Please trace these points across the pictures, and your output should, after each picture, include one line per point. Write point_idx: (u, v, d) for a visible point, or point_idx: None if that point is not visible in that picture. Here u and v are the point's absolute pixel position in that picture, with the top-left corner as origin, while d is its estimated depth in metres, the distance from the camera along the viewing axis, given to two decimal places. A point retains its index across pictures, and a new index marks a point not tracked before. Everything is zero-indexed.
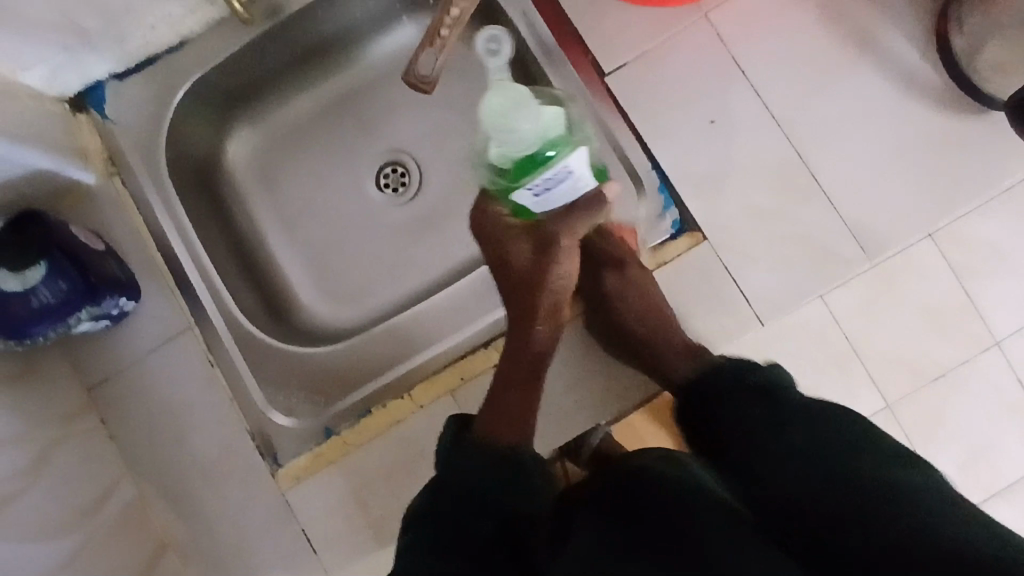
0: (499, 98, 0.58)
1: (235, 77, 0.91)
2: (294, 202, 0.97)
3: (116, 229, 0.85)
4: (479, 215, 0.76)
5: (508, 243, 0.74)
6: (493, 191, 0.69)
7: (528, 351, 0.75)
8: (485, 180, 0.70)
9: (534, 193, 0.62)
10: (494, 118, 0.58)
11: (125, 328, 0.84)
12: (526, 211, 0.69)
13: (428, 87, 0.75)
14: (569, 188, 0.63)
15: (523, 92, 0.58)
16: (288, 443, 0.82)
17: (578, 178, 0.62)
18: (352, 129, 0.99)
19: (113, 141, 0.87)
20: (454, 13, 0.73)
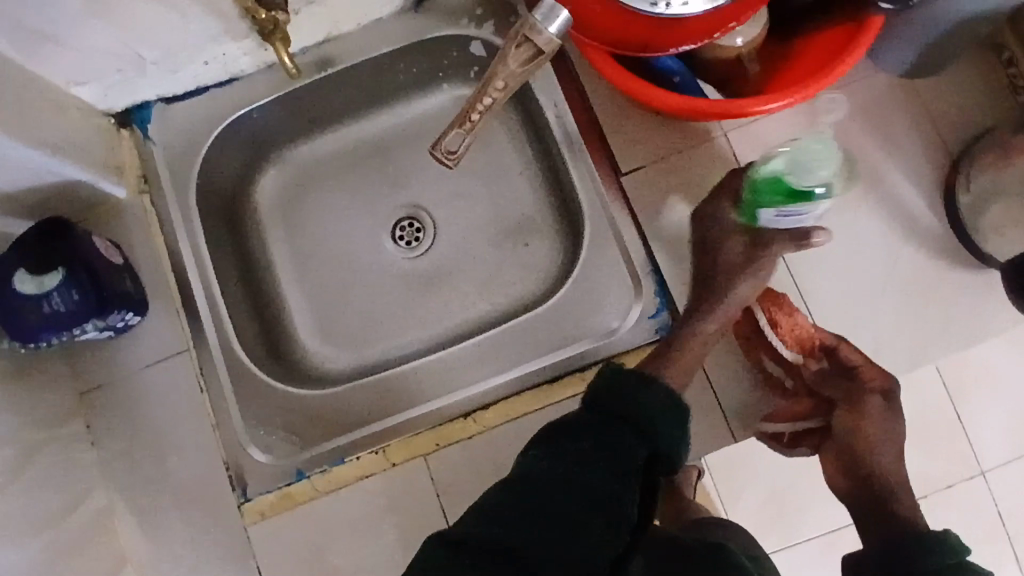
0: (811, 150, 0.68)
1: (275, 117, 0.96)
2: (310, 240, 1.01)
3: (138, 245, 0.89)
4: (702, 216, 0.81)
5: (723, 241, 0.80)
6: (748, 192, 0.76)
7: (693, 336, 0.77)
8: (758, 168, 0.74)
9: (776, 214, 0.75)
10: (804, 162, 0.69)
11: (127, 341, 0.87)
12: (759, 216, 0.77)
13: (454, 165, 0.80)
14: (800, 220, 0.75)
15: (831, 149, 0.68)
16: (260, 478, 0.84)
17: (813, 215, 0.75)
18: (378, 180, 1.03)
19: (150, 161, 0.91)
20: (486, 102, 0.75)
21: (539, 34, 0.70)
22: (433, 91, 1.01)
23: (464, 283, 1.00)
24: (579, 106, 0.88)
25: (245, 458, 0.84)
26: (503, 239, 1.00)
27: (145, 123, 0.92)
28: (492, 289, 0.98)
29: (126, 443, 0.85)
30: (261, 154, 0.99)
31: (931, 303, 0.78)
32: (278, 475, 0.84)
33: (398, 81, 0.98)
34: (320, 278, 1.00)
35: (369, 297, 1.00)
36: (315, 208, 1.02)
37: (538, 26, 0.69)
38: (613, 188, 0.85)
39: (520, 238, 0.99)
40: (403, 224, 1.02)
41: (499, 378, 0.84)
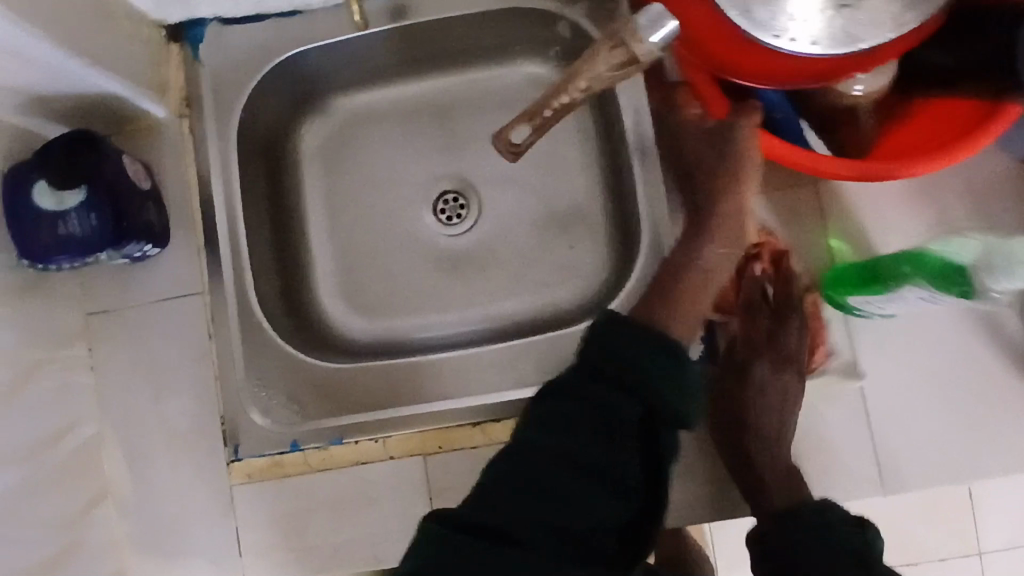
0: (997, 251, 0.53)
1: (335, 60, 0.89)
2: (348, 196, 0.96)
3: (168, 171, 0.84)
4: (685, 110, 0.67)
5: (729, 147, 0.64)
6: (927, 257, 0.59)
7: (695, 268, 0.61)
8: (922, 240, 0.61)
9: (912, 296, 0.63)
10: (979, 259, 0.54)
11: (141, 270, 0.83)
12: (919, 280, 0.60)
13: (514, 162, 0.71)
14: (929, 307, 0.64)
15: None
16: (252, 441, 0.80)
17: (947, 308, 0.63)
18: (429, 145, 0.96)
19: (195, 83, 0.85)
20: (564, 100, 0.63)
21: (642, 43, 0.59)
22: (506, 62, 0.94)
23: (498, 275, 0.94)
24: (660, 119, 0.80)
25: (241, 417, 0.81)
26: (548, 237, 0.94)
27: (197, 41, 0.85)
28: (526, 288, 0.93)
29: (125, 375, 0.82)
30: (313, 95, 0.93)
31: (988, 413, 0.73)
32: (272, 442, 0.80)
33: (471, 45, 0.91)
34: (351, 238, 0.95)
35: (398, 268, 0.95)
36: (359, 162, 0.96)
37: (642, 32, 0.59)
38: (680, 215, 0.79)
39: (567, 241, 0.93)
40: (448, 197, 0.96)
41: (516, 393, 0.79)
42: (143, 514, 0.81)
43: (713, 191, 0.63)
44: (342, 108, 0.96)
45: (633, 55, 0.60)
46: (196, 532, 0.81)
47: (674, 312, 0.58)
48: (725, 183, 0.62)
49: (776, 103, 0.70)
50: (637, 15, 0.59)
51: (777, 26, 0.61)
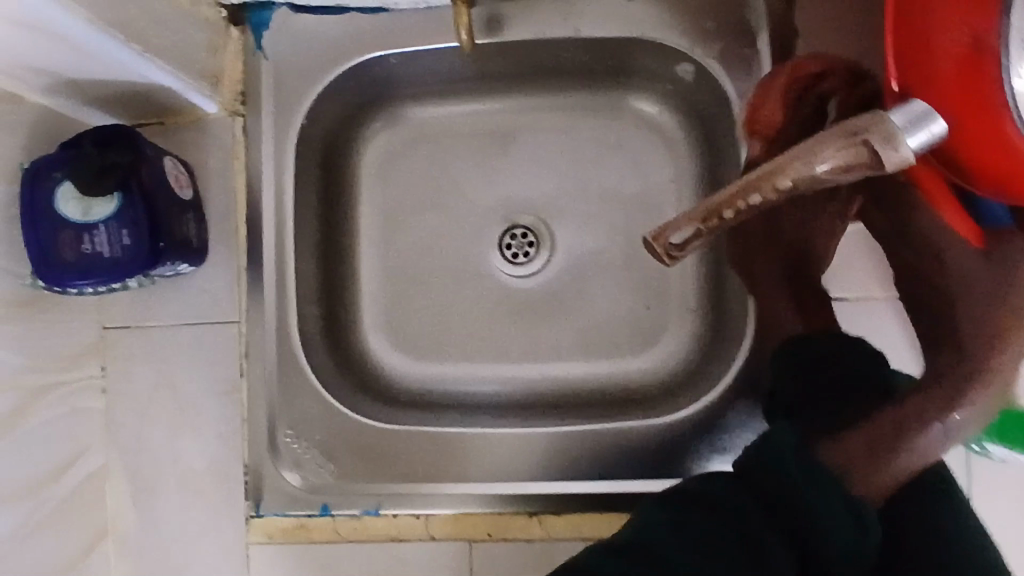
0: None
1: (417, 66, 0.77)
2: (408, 216, 0.85)
3: (213, 175, 0.73)
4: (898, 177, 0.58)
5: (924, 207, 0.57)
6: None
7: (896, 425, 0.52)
8: None
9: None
10: None
11: (171, 287, 0.72)
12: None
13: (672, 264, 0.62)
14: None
15: None
16: (278, 499, 0.70)
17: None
18: (506, 171, 0.85)
19: (254, 76, 0.73)
20: (755, 199, 0.54)
21: (890, 150, 0.48)
22: (605, 91, 0.83)
23: (565, 330, 0.84)
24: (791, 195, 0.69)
25: (267, 469, 0.71)
26: (626, 296, 0.84)
27: (260, 27, 0.73)
28: (594, 349, 0.83)
29: (139, 403, 0.72)
30: (381, 102, 0.82)
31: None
32: (300, 504, 0.70)
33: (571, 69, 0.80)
34: (405, 266, 0.84)
35: (455, 306, 0.85)
36: (425, 183, 0.85)
37: (894, 136, 0.48)
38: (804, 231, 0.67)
39: (648, 305, 0.83)
40: (518, 232, 0.85)
41: (588, 487, 0.69)
42: (145, 561, 0.72)
43: (964, 351, 0.55)
44: (413, 118, 0.84)
45: (867, 162, 0.50)
46: None
47: (867, 459, 0.50)
48: (988, 347, 0.54)
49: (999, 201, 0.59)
50: (885, 115, 0.49)
51: None
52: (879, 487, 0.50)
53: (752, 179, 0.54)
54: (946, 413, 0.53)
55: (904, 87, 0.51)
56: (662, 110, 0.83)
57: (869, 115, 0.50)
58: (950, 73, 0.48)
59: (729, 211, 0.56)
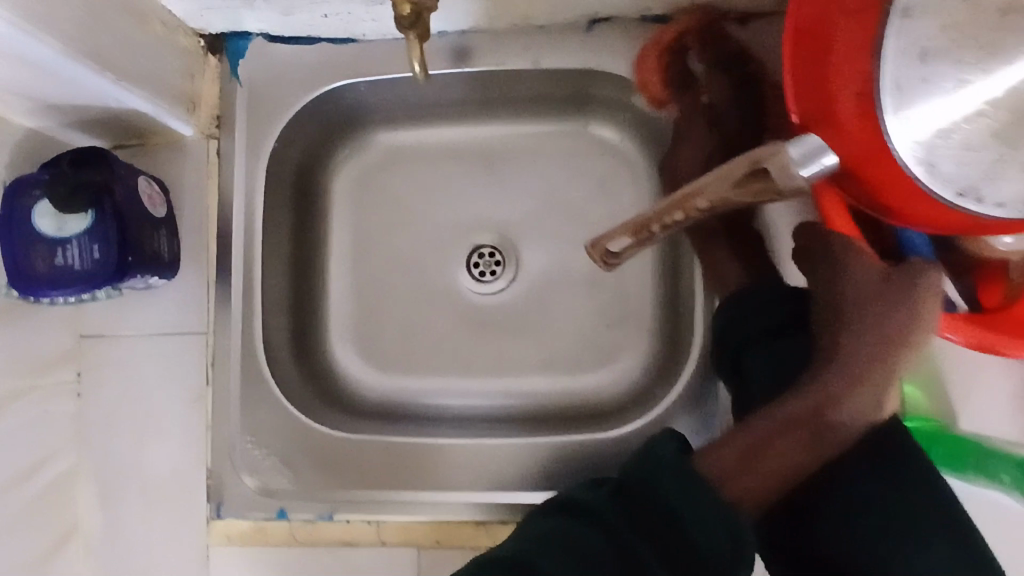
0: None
1: (386, 93, 0.82)
2: (379, 234, 0.89)
3: (188, 193, 0.77)
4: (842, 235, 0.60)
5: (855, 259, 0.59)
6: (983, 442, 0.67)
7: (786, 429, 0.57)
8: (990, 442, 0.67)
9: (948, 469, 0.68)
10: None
11: (145, 297, 0.76)
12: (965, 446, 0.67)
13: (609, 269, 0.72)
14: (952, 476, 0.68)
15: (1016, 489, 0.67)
16: (237, 502, 0.73)
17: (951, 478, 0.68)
18: (473, 193, 0.89)
19: (230, 101, 0.78)
20: (676, 217, 0.62)
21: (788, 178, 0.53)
22: (570, 118, 0.87)
23: (527, 346, 0.88)
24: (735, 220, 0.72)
25: (229, 475, 0.74)
26: (586, 315, 0.87)
27: (237, 55, 0.78)
28: (554, 365, 0.87)
29: (110, 408, 0.76)
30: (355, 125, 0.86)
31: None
32: (258, 508, 0.73)
33: (535, 98, 0.84)
34: (375, 282, 0.88)
35: (422, 322, 0.88)
36: (397, 203, 0.89)
37: (791, 167, 0.53)
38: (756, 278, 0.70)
39: (607, 324, 0.86)
40: (484, 252, 0.89)
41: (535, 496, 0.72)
42: (111, 559, 0.75)
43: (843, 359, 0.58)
44: (384, 142, 0.88)
45: (773, 186, 0.55)
46: None
47: (741, 466, 0.56)
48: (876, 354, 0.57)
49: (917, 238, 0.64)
50: (784, 146, 0.53)
51: (930, 151, 0.51)
52: (751, 481, 0.56)
53: (676, 199, 0.61)
54: (822, 411, 0.57)
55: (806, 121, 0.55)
56: (623, 136, 0.86)
57: (773, 145, 0.54)
58: (846, 118, 0.52)
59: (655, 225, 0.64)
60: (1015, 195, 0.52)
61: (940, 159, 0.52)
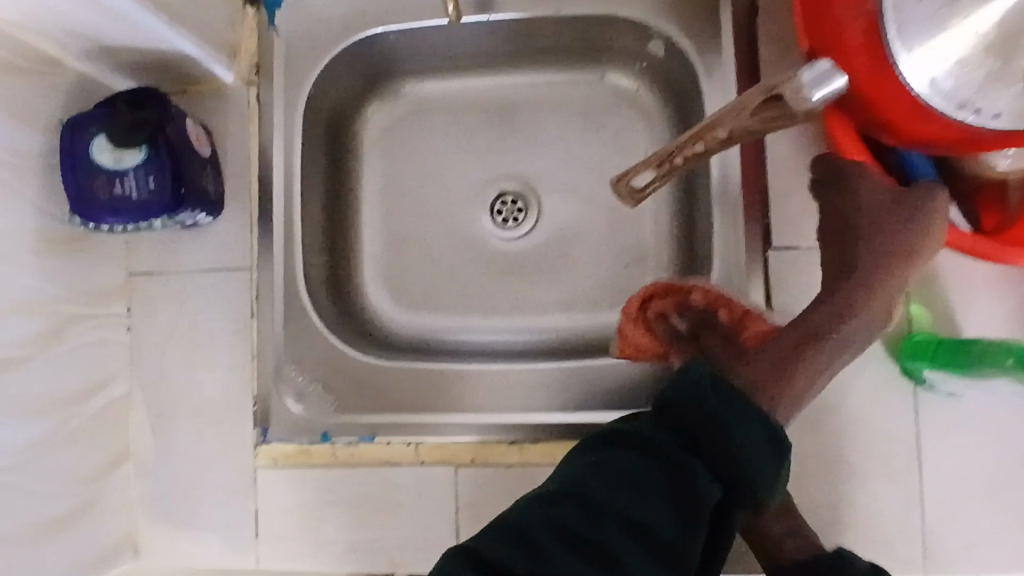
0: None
1: (414, 42, 0.86)
2: (406, 182, 0.93)
3: (230, 137, 0.81)
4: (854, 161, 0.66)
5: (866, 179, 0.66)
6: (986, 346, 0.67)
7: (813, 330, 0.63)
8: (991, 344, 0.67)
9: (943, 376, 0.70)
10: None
11: (191, 235, 0.80)
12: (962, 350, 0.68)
13: (635, 205, 0.71)
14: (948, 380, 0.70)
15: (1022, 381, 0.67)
16: (282, 425, 0.78)
17: (947, 382, 0.70)
18: (497, 141, 0.93)
19: (267, 50, 0.82)
20: (695, 149, 0.64)
21: (798, 102, 0.58)
22: (588, 69, 0.91)
23: (550, 287, 0.91)
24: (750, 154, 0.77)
25: (274, 400, 0.78)
26: (605, 257, 0.90)
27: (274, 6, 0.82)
28: (576, 303, 0.90)
29: (160, 340, 0.80)
30: (384, 77, 0.91)
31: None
32: (302, 431, 0.78)
33: (556, 47, 0.88)
34: (403, 228, 0.92)
35: (448, 265, 0.92)
36: (423, 153, 0.93)
37: (803, 90, 0.57)
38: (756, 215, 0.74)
39: (626, 265, 0.90)
40: (507, 198, 0.93)
41: (564, 418, 0.76)
42: (161, 481, 0.80)
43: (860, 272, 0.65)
44: (410, 95, 0.93)
45: (786, 112, 0.59)
46: (212, 510, 0.79)
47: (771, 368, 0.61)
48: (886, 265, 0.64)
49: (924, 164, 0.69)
50: (800, 72, 0.57)
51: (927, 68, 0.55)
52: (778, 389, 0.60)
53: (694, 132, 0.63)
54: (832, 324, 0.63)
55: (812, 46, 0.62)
56: (640, 85, 0.90)
57: (786, 74, 0.59)
58: (852, 33, 0.57)
59: (676, 158, 0.66)
60: (1010, 106, 0.55)
61: (938, 75, 0.56)
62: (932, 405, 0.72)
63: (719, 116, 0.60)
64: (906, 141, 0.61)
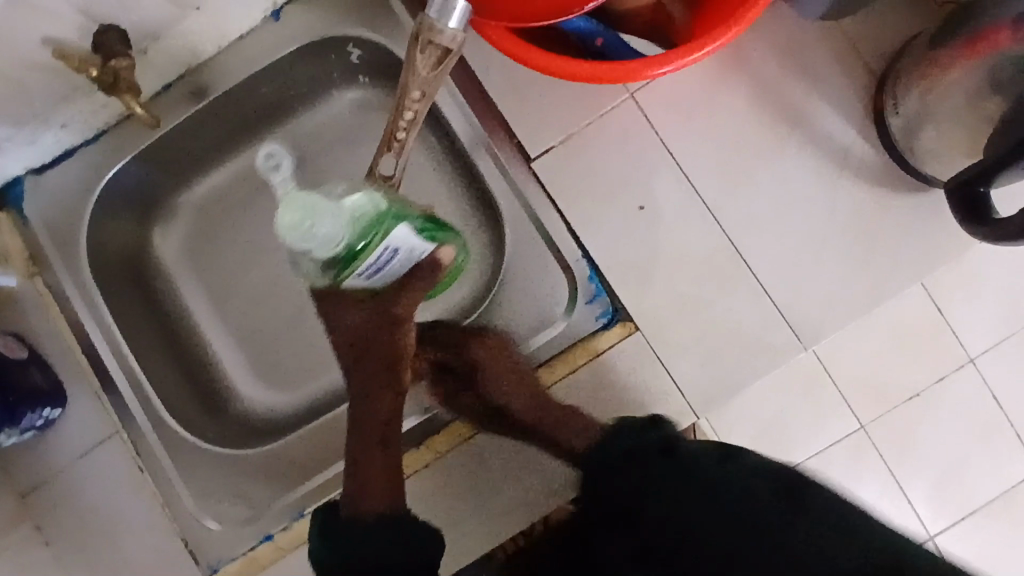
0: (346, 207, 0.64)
1: (166, 159, 0.88)
2: (224, 282, 0.93)
3: (44, 334, 0.84)
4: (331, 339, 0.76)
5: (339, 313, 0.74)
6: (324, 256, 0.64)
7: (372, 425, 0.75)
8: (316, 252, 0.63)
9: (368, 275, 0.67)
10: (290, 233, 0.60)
11: (52, 435, 0.82)
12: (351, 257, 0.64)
13: (397, 188, 0.75)
14: (401, 259, 0.68)
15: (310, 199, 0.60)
16: (220, 547, 0.80)
17: (406, 250, 0.67)
18: (282, 203, 0.94)
19: (34, 240, 0.84)
20: (408, 117, 0.69)
21: (438, 34, 0.63)
22: (319, 100, 0.93)
23: None
24: (479, 97, 0.80)
25: (201, 531, 0.81)
26: None
27: (19, 199, 0.85)
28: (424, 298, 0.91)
29: (76, 540, 0.81)
30: (157, 203, 0.92)
31: (879, 243, 0.74)
32: (238, 539, 0.80)
33: (298, 112, 0.93)
34: (247, 327, 0.93)
35: (310, 329, 0.92)
36: (224, 250, 0.94)
37: (439, 25, 0.62)
38: (506, 143, 0.80)
39: None
40: None
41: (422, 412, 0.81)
42: None
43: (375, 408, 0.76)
44: (184, 212, 0.94)
45: (444, 49, 0.64)
46: None
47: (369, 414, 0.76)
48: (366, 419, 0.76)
49: (589, 29, 0.70)
50: (426, 11, 0.63)
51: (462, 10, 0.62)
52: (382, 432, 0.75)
53: (399, 97, 0.68)
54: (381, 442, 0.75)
55: (500, 31, 0.65)
56: (370, 93, 0.93)
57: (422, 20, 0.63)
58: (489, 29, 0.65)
59: (401, 133, 0.71)
60: None
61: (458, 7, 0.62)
62: (716, 188, 0.75)
63: (405, 80, 0.67)
64: (566, 72, 0.66)
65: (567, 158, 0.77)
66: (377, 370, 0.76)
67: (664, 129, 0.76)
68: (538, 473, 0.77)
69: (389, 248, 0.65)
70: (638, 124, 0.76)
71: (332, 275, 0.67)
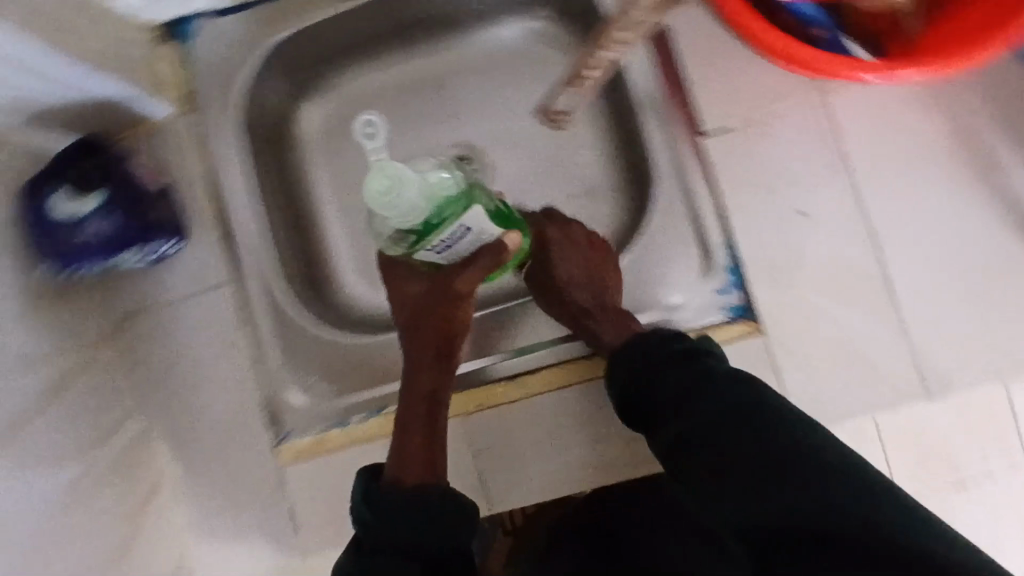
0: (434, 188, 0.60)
1: (336, 36, 0.88)
2: (354, 171, 0.94)
3: (181, 171, 0.85)
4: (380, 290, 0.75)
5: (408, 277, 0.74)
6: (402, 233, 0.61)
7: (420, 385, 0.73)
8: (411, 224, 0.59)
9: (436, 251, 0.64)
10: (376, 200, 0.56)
11: (165, 268, 0.85)
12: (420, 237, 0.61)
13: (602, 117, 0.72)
14: (471, 239, 0.65)
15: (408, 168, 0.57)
16: (298, 419, 0.83)
17: (479, 232, 0.64)
18: (429, 111, 0.94)
19: (194, 79, 0.85)
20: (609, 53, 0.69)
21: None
22: (494, 20, 0.92)
23: None
24: (666, 61, 0.79)
25: (283, 398, 0.83)
26: (559, 194, 0.91)
27: (191, 36, 0.86)
28: None
29: (163, 372, 0.84)
30: (310, 79, 0.92)
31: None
32: (315, 415, 0.83)
33: (471, 27, 0.93)
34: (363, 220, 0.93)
35: None
36: (362, 140, 0.94)
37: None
38: (680, 115, 0.79)
39: (586, 202, 0.90)
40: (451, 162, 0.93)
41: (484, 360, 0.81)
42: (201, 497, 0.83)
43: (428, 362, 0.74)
44: (334, 93, 0.94)
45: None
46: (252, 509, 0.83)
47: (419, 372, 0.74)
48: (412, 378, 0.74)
49: (812, 16, 0.67)
50: None
51: None
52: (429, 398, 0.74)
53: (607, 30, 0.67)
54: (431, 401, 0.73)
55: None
56: (546, 26, 0.92)
57: None
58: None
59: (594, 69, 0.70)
60: None
61: None
62: (887, 214, 0.74)
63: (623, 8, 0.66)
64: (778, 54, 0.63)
65: (740, 142, 0.77)
66: (425, 349, 0.74)
67: (844, 140, 0.75)
68: (610, 438, 0.78)
69: (465, 226, 0.62)
70: (822, 127, 0.76)
71: (405, 246, 0.64)
